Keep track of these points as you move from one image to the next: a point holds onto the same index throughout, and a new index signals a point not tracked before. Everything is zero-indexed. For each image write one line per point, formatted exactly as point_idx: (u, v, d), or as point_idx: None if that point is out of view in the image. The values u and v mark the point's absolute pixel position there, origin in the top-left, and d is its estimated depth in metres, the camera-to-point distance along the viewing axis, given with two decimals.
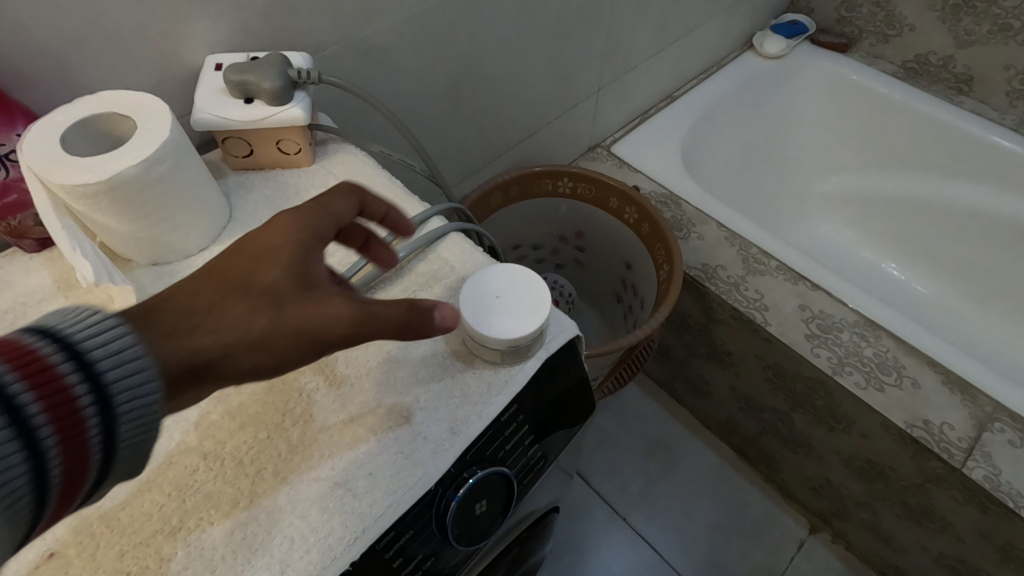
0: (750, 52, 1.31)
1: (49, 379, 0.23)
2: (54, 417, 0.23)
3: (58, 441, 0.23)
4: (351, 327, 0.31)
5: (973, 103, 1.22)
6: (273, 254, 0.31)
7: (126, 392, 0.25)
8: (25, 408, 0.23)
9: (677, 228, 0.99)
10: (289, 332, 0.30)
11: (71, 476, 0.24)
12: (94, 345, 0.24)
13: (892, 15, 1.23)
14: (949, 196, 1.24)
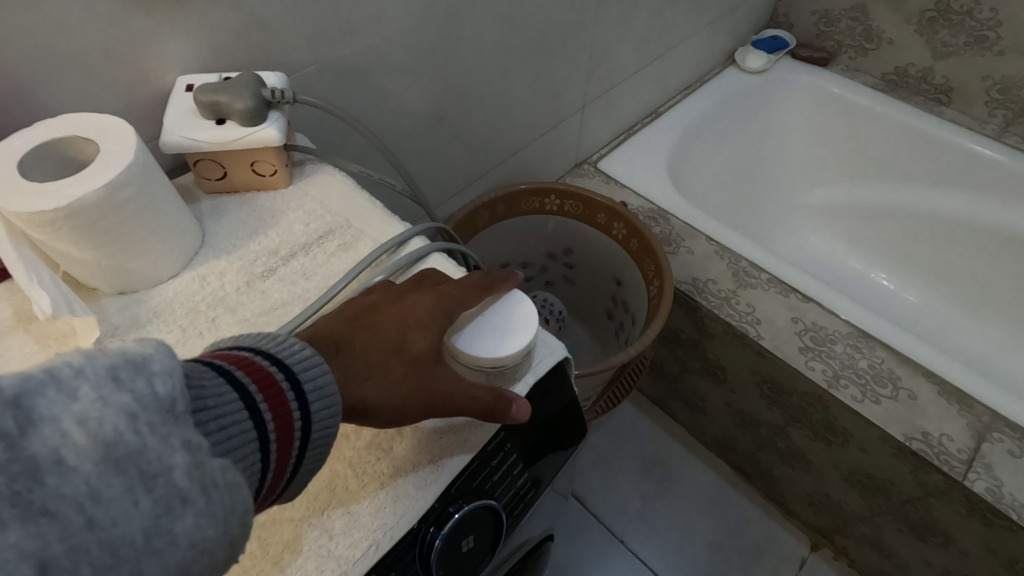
0: (732, 67, 1.32)
1: (280, 397, 0.27)
2: (280, 430, 0.27)
3: (279, 451, 0.27)
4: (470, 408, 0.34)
5: (953, 113, 1.23)
6: (427, 321, 0.35)
7: (322, 427, 0.29)
8: (265, 416, 0.27)
9: (666, 242, 0.98)
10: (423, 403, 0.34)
11: (274, 485, 0.28)
12: (311, 368, 0.29)
13: (870, 29, 1.25)
14: (933, 205, 1.25)
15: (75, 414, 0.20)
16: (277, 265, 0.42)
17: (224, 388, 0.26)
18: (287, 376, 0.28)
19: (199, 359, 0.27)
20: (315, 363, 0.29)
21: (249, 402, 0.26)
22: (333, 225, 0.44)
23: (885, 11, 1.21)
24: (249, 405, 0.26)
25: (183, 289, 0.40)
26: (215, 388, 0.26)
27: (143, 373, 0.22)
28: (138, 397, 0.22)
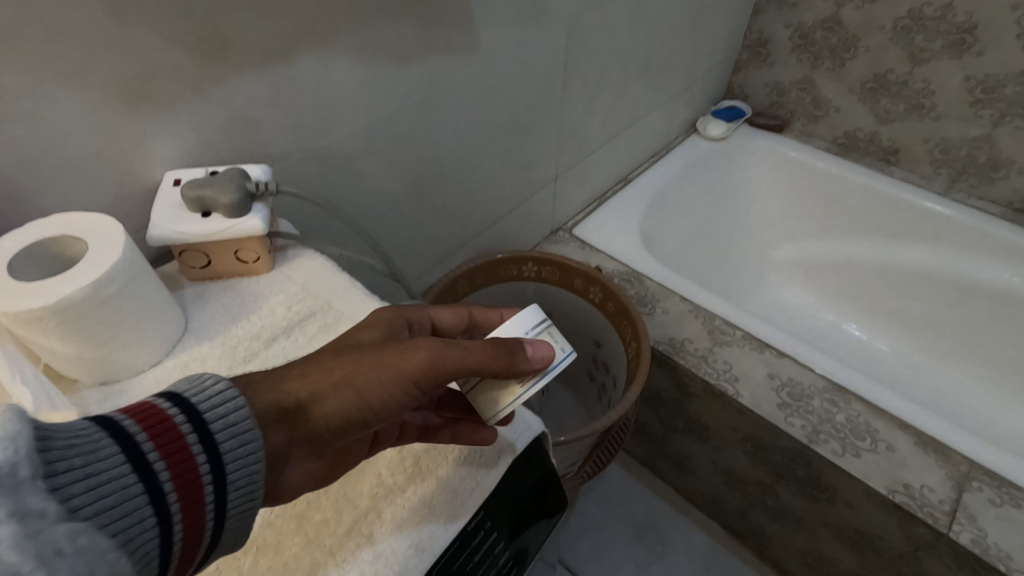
0: (695, 135, 1.40)
1: (177, 437, 0.30)
2: (176, 470, 0.29)
3: (181, 497, 0.29)
4: (424, 369, 0.38)
5: (902, 172, 1.31)
6: (370, 324, 0.42)
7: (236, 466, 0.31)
8: (157, 465, 0.28)
9: (642, 303, 1.01)
10: (376, 379, 0.37)
11: (189, 531, 0.29)
12: (216, 408, 0.32)
13: (819, 98, 1.35)
14: (894, 257, 1.31)
15: None
16: (259, 350, 0.43)
17: (106, 440, 0.28)
18: (185, 417, 0.30)
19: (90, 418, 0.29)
20: (222, 390, 0.32)
21: (137, 448, 0.28)
22: (314, 307, 0.46)
23: (830, 83, 1.32)
24: (133, 453, 0.28)
25: (165, 378, 0.41)
26: (96, 440, 0.28)
27: None
28: None
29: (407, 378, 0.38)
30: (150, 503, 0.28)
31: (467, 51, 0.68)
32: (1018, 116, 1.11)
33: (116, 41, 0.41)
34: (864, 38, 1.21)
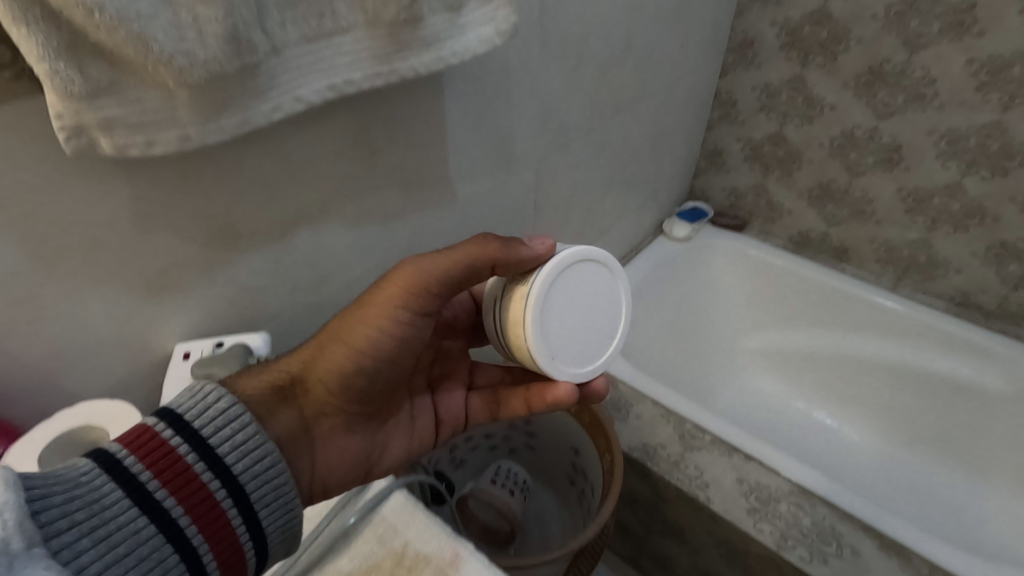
0: (662, 236, 1.51)
1: (177, 465, 0.41)
2: (179, 497, 0.40)
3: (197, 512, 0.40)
4: (400, 288, 0.54)
5: (853, 268, 1.42)
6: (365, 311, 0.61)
7: (247, 464, 0.44)
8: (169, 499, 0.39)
9: (616, 408, 1.06)
10: (362, 323, 0.55)
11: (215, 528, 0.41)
12: (214, 427, 0.44)
13: (772, 202, 1.47)
14: (853, 349, 1.40)
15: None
16: None
17: (108, 482, 0.39)
18: (182, 441, 0.42)
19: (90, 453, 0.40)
20: (217, 393, 0.45)
21: (139, 482, 0.39)
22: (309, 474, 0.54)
23: (780, 189, 1.44)
24: (135, 492, 0.39)
25: None
26: (101, 487, 0.38)
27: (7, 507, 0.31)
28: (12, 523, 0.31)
29: (389, 308, 0.54)
30: (163, 530, 0.39)
31: (445, 202, 0.77)
32: (948, 223, 1.23)
33: (139, 246, 0.47)
34: (806, 153, 1.35)
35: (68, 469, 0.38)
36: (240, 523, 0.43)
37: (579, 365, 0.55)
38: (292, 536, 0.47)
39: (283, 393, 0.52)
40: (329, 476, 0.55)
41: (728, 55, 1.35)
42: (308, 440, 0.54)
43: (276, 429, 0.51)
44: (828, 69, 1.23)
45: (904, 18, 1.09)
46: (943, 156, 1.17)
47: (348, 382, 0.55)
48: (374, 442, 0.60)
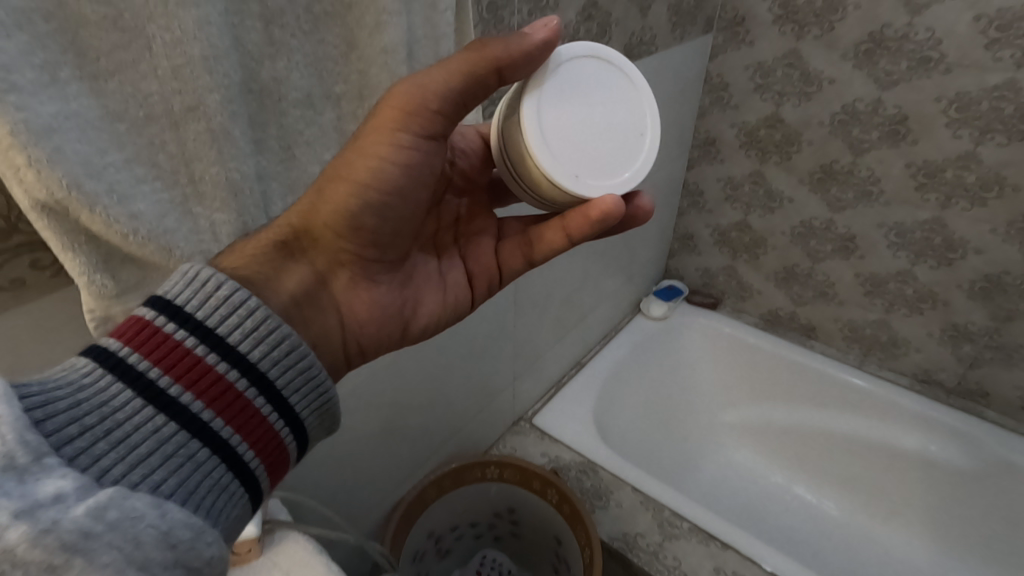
0: (640, 315, 1.58)
1: (186, 360, 0.40)
2: (194, 391, 0.39)
3: (216, 408, 0.40)
4: (396, 111, 0.48)
5: (822, 345, 1.49)
6: None
7: (260, 349, 0.43)
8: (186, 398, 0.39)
9: (596, 497, 1.09)
10: (360, 154, 0.50)
11: (241, 415, 0.41)
12: (210, 313, 0.41)
13: (742, 282, 1.56)
14: (827, 424, 1.45)
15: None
16: None
17: (113, 381, 0.37)
18: (187, 333, 0.40)
19: (83, 350, 0.38)
20: (210, 273, 0.42)
21: (148, 379, 0.38)
22: None
23: (749, 271, 1.53)
24: (145, 390, 0.38)
25: None
26: (106, 388, 0.37)
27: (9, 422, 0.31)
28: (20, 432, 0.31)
29: (386, 137, 0.49)
30: (186, 424, 0.38)
31: None
32: (904, 306, 1.32)
33: None
34: (771, 239, 1.44)
35: (65, 371, 0.37)
36: (266, 407, 0.43)
37: (604, 174, 0.53)
38: (323, 412, 0.48)
39: (287, 251, 0.52)
40: (361, 326, 0.58)
41: (694, 150, 1.45)
42: (331, 288, 0.56)
43: (290, 286, 0.52)
44: (783, 166, 1.33)
45: (847, 125, 1.20)
46: (894, 246, 1.26)
47: (358, 224, 0.53)
48: (403, 293, 0.61)
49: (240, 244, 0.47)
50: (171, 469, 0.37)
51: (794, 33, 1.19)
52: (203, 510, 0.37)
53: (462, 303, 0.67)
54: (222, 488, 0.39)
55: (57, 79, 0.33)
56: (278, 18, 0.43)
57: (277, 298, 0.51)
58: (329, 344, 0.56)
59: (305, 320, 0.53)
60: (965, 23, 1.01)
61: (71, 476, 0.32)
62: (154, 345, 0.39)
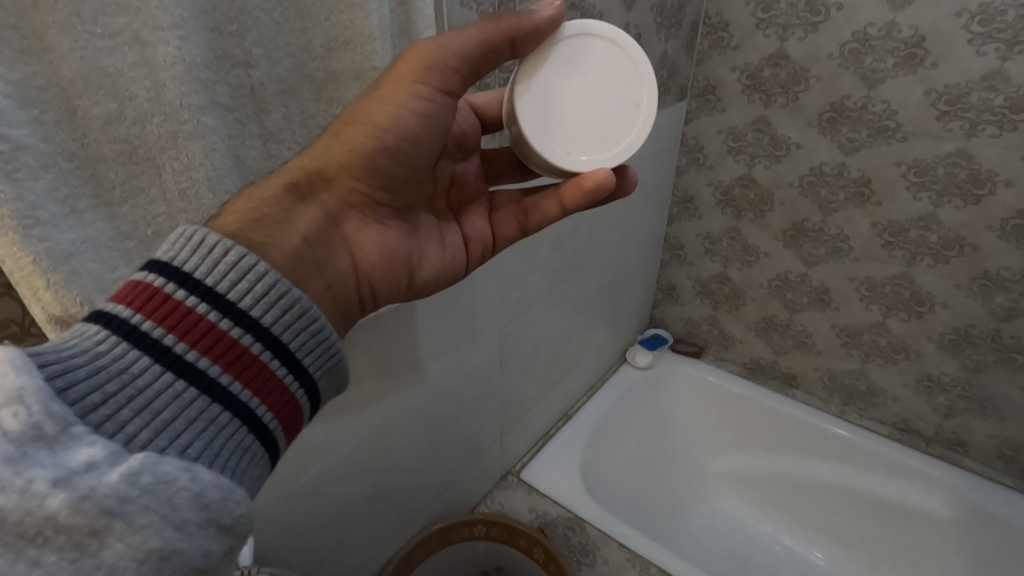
0: (626, 364, 1.61)
1: (200, 325, 0.40)
2: (208, 355, 0.40)
3: (230, 375, 0.41)
4: (418, 65, 0.49)
5: (803, 394, 1.53)
6: None
7: (268, 308, 0.43)
8: (201, 364, 0.39)
9: (583, 554, 1.11)
10: (380, 100, 0.49)
11: (255, 376, 0.42)
12: (220, 274, 0.41)
13: (724, 331, 1.60)
14: (811, 473, 1.47)
15: (31, 422, 0.31)
16: None
17: (130, 349, 0.38)
18: (198, 299, 0.40)
19: (88, 317, 0.38)
20: (216, 239, 0.41)
21: (164, 347, 0.39)
22: None
23: (730, 321, 1.57)
24: (161, 355, 0.38)
25: None
26: (122, 356, 0.37)
27: (35, 395, 0.32)
28: (47, 407, 0.32)
29: (409, 85, 0.49)
30: (205, 389, 0.39)
31: (416, 380, 0.87)
32: (879, 356, 1.36)
33: None
34: (749, 291, 1.49)
35: (78, 339, 0.37)
36: (283, 370, 0.44)
37: (597, 146, 0.56)
38: (337, 371, 0.49)
39: (298, 192, 0.49)
40: (371, 273, 0.56)
41: (673, 206, 1.52)
42: (340, 232, 0.54)
43: (300, 227, 0.50)
44: (758, 223, 1.39)
45: (815, 186, 1.27)
46: (865, 299, 1.32)
47: (374, 164, 0.51)
48: (409, 248, 0.59)
49: (240, 197, 0.45)
50: (195, 434, 0.38)
51: (761, 101, 1.26)
52: (229, 471, 0.39)
53: (461, 269, 0.65)
54: (246, 450, 0.41)
55: (77, 209, 0.38)
56: (274, 134, 0.47)
57: (286, 240, 0.48)
58: (340, 289, 0.53)
59: (318, 262, 0.51)
60: (916, 97, 1.08)
61: (101, 444, 0.33)
62: (159, 301, 0.39)
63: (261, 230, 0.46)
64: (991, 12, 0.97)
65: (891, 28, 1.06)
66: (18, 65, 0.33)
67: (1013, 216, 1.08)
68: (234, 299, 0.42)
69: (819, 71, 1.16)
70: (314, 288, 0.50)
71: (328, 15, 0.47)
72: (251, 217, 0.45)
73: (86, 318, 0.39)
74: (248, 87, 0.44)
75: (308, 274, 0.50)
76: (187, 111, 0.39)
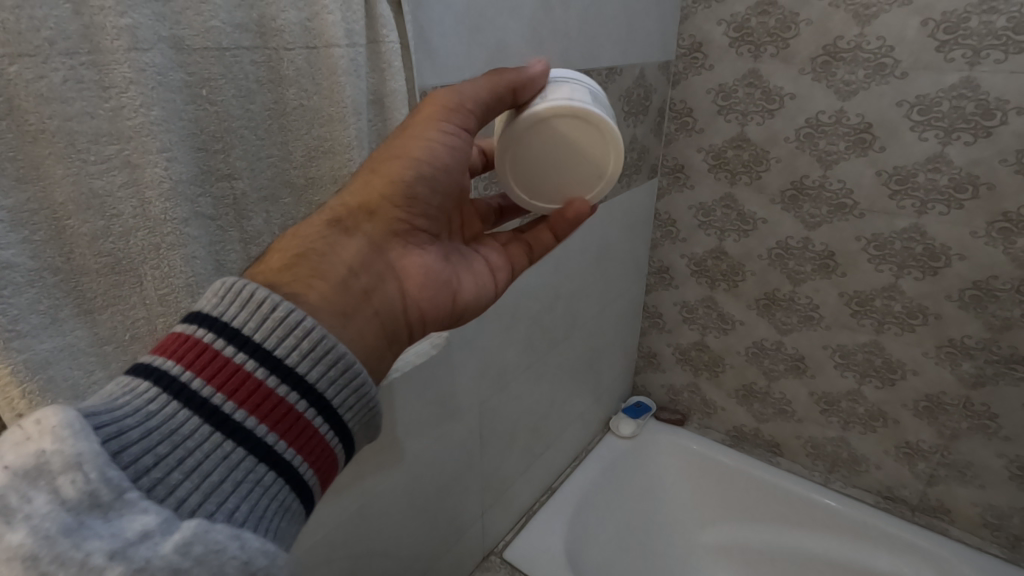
0: (610, 433, 1.61)
1: (248, 382, 0.38)
2: (253, 411, 0.38)
3: (276, 432, 0.38)
4: (441, 108, 0.50)
5: (787, 461, 1.53)
6: None
7: (307, 356, 0.40)
8: (248, 421, 0.37)
9: None
10: (410, 134, 0.49)
11: (300, 429, 0.39)
12: (261, 322, 0.39)
13: (706, 398, 1.61)
14: (802, 545, 1.45)
15: (88, 490, 0.30)
16: None
17: (180, 409, 0.36)
18: (246, 356, 0.38)
19: (135, 371, 0.37)
20: (265, 292, 0.40)
21: (213, 406, 0.37)
22: None
23: (711, 389, 1.59)
24: (203, 410, 0.36)
25: None
26: (173, 415, 0.36)
27: (92, 463, 0.31)
28: (104, 475, 0.31)
29: (434, 124, 0.50)
30: (251, 449, 0.37)
31: (395, 461, 0.87)
32: (858, 423, 1.37)
33: None
34: (728, 358, 1.52)
35: (130, 397, 0.35)
36: (325, 427, 0.41)
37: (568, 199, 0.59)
38: (375, 425, 0.46)
39: (340, 226, 0.48)
40: (417, 299, 0.53)
41: (650, 276, 1.56)
42: (386, 261, 0.51)
43: (345, 258, 0.48)
44: (731, 292, 1.44)
45: (783, 258, 1.32)
46: (840, 367, 1.34)
47: (412, 193, 0.50)
48: (449, 277, 0.56)
49: (283, 240, 0.47)
50: (242, 497, 0.36)
51: (727, 179, 1.33)
52: (273, 533, 0.37)
53: (494, 297, 0.61)
54: (287, 509, 0.38)
55: (58, 319, 0.39)
56: (255, 237, 0.50)
57: (331, 271, 0.47)
58: (387, 315, 0.50)
59: (366, 292, 0.49)
60: (869, 177, 1.16)
61: (154, 510, 0.32)
62: (196, 346, 0.37)
63: (304, 264, 0.46)
64: (928, 103, 1.05)
65: (840, 116, 1.15)
66: (13, 192, 0.35)
67: (969, 287, 1.13)
68: (281, 353, 0.39)
69: (778, 153, 1.24)
70: (360, 318, 0.47)
71: (309, 129, 0.51)
72: (295, 252, 0.46)
73: (128, 370, 0.37)
74: (231, 197, 0.47)
75: (353, 304, 0.47)
76: (170, 224, 0.43)
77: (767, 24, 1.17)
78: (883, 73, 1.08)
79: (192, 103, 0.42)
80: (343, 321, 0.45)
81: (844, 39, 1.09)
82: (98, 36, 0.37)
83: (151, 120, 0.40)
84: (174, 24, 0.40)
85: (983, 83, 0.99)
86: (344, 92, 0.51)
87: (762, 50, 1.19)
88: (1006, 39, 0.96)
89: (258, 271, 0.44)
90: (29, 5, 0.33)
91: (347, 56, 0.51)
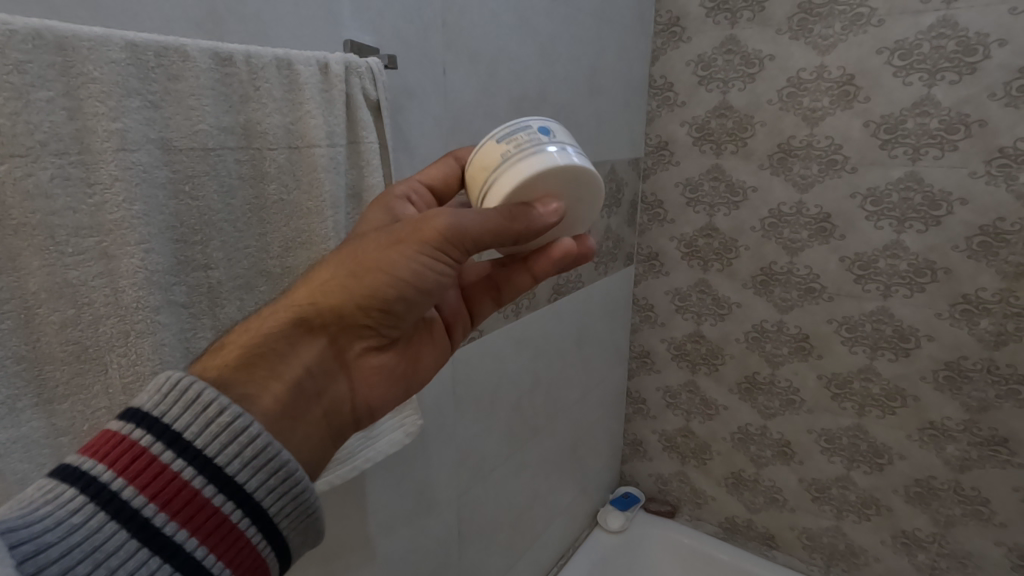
0: (598, 527, 1.54)
1: (183, 492, 0.36)
2: (185, 522, 0.36)
3: (208, 546, 0.37)
4: (437, 237, 0.46)
5: (784, 555, 1.46)
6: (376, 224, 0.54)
7: (246, 467, 0.39)
8: (179, 536, 0.36)
9: None
10: (400, 253, 0.46)
11: (230, 541, 0.38)
12: (202, 429, 0.38)
13: (695, 488, 1.56)
14: None
15: None
16: None
17: (107, 520, 0.34)
18: (185, 464, 0.37)
19: (60, 474, 0.35)
20: (213, 395, 0.39)
21: (144, 518, 0.35)
22: None
23: (700, 477, 1.54)
24: (132, 522, 0.34)
25: None
26: (100, 529, 0.33)
27: None
28: None
29: (425, 250, 0.46)
30: (179, 565, 0.35)
31: (364, 563, 0.81)
32: (852, 512, 1.33)
33: None
34: (714, 445, 1.49)
35: (52, 507, 0.33)
36: (258, 536, 0.40)
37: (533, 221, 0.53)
38: (314, 530, 0.44)
39: (304, 327, 0.47)
40: (368, 392, 0.53)
41: (632, 361, 1.57)
42: (343, 357, 0.51)
43: (304, 359, 0.47)
44: (712, 376, 1.44)
45: (760, 341, 1.34)
46: (827, 451, 1.32)
47: (386, 307, 0.48)
48: (405, 367, 0.56)
49: (242, 332, 0.45)
50: None
51: (700, 266, 1.38)
52: None
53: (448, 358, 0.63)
54: None
55: (15, 408, 0.39)
56: (227, 323, 0.50)
57: (290, 371, 0.46)
58: (336, 414, 0.51)
59: (318, 392, 0.49)
60: (833, 263, 1.21)
61: None
62: (126, 449, 0.36)
63: (263, 365, 0.44)
64: (879, 195, 1.13)
65: (801, 207, 1.22)
66: None
67: (941, 367, 1.14)
68: (221, 460, 0.38)
69: (746, 241, 1.30)
70: (310, 418, 0.48)
71: (287, 221, 0.53)
72: (255, 351, 0.44)
73: (52, 473, 0.35)
74: (206, 285, 0.48)
75: (305, 405, 0.47)
76: (141, 312, 0.44)
77: (725, 125, 1.27)
78: (835, 168, 1.16)
79: (173, 198, 0.45)
80: (291, 423, 0.46)
81: (796, 138, 1.19)
82: (90, 138, 0.39)
83: (133, 214, 0.42)
84: (163, 127, 0.43)
85: (926, 177, 1.07)
86: (323, 187, 0.54)
87: (723, 148, 1.28)
88: (941, 139, 1.05)
89: (211, 365, 0.42)
90: (27, 111, 0.36)
91: (327, 154, 0.54)
